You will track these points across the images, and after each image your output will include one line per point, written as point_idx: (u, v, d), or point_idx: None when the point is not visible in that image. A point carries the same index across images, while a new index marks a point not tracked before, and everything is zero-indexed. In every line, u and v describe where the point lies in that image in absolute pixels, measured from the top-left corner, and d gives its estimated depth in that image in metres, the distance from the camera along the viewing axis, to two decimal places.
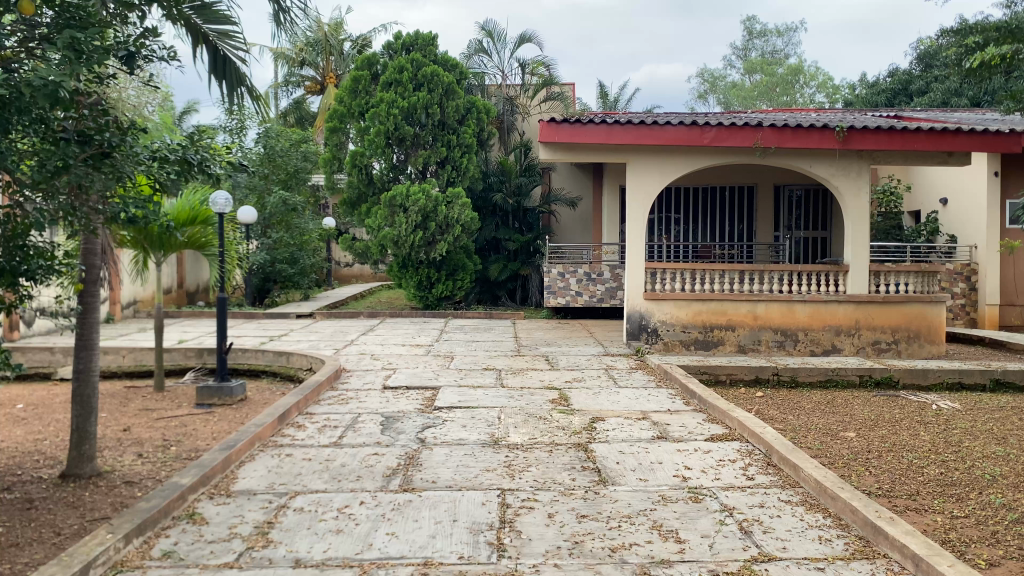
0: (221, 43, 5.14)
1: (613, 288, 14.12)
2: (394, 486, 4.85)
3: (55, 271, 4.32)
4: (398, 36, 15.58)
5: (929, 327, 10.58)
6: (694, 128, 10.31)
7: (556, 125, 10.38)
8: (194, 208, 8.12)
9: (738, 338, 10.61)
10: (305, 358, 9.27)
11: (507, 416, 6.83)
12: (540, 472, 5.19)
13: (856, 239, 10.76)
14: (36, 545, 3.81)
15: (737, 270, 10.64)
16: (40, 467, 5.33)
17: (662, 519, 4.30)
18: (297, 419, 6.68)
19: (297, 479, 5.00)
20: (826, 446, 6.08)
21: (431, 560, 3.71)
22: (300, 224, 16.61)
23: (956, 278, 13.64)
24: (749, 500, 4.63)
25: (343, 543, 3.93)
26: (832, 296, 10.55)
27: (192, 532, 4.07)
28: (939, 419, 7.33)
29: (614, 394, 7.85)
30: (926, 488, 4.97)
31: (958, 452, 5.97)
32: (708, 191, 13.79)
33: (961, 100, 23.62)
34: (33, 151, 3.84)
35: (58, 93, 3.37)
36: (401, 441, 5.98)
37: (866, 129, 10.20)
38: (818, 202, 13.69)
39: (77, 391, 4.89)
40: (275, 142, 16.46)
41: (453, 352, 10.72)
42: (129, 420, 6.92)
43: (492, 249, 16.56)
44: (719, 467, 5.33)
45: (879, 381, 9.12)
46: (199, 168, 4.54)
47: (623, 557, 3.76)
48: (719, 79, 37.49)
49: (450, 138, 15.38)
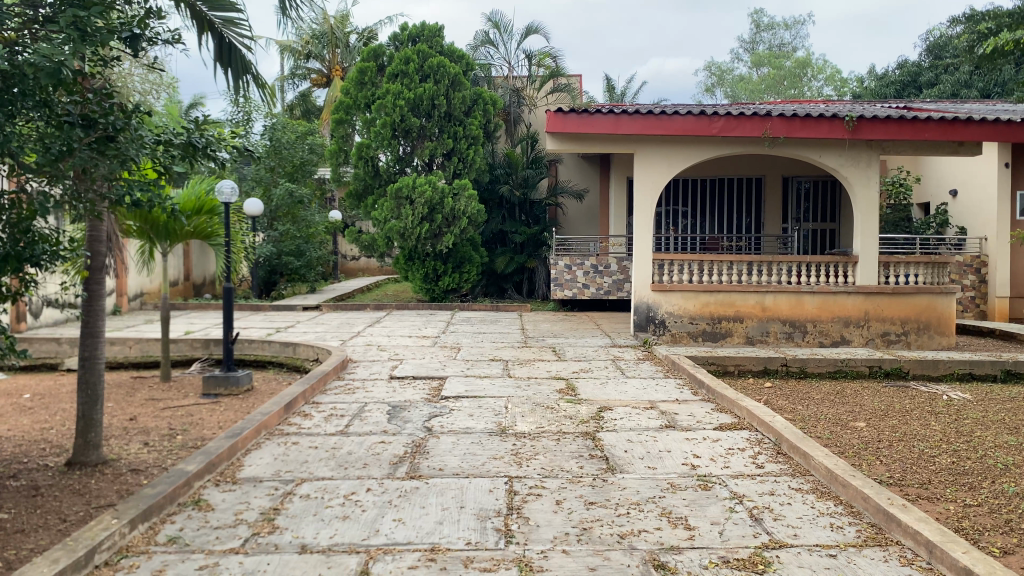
0: (226, 30, 5.11)
1: (620, 280, 14.10)
2: (401, 473, 4.83)
3: (59, 256, 4.27)
4: (403, 28, 15.51)
5: (939, 318, 10.48)
6: (703, 118, 10.24)
7: (563, 116, 10.31)
8: (200, 198, 8.12)
9: (746, 330, 10.54)
10: (312, 349, 9.30)
11: (514, 406, 6.79)
12: (547, 460, 5.16)
13: (865, 229, 10.65)
14: (41, 531, 3.80)
15: (745, 261, 10.59)
16: (46, 455, 5.33)
17: (671, 506, 4.26)
18: (303, 408, 6.66)
19: (304, 466, 4.98)
20: (836, 436, 6.03)
21: (438, 546, 3.68)
22: (306, 217, 16.52)
23: (966, 270, 13.55)
24: (759, 488, 4.58)
25: (350, 529, 3.90)
26: (840, 287, 10.47)
27: (197, 518, 4.05)
28: (950, 409, 7.26)
29: (621, 384, 7.80)
30: (937, 477, 4.91)
31: (970, 441, 5.91)
32: (716, 183, 13.71)
33: (971, 91, 23.46)
34: (38, 135, 3.82)
35: (61, 72, 3.33)
36: (408, 429, 5.95)
37: (875, 118, 10.10)
38: (827, 194, 13.63)
39: (82, 378, 4.86)
40: (281, 135, 16.46)
41: (460, 343, 10.70)
42: (135, 410, 6.91)
43: (498, 241, 16.49)
44: (728, 455, 5.29)
45: (889, 371, 9.07)
46: (204, 152, 4.51)
47: (632, 543, 3.72)
48: (726, 72, 37.29)
49: (457, 130, 15.32)
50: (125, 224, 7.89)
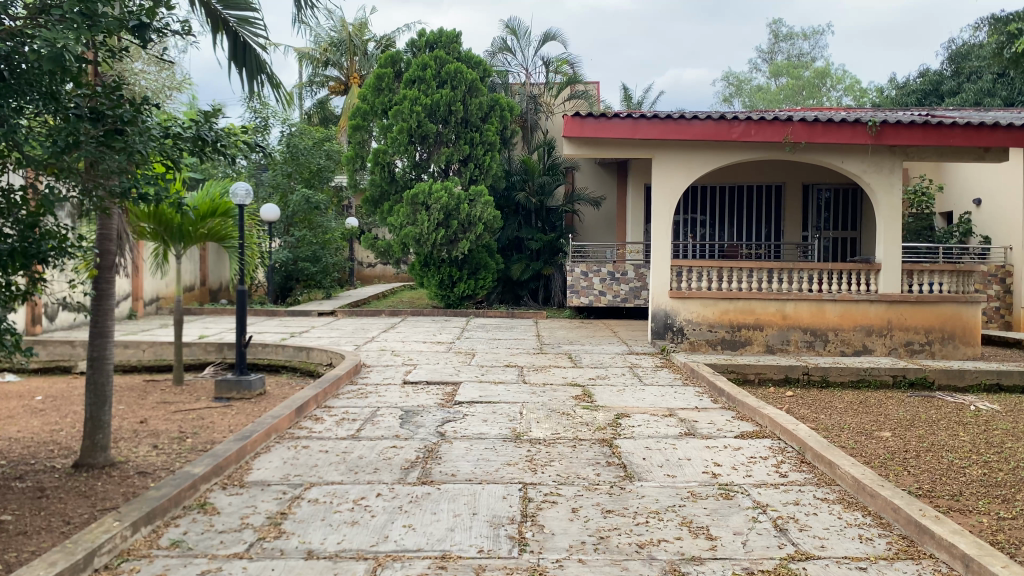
0: (241, 29, 5.04)
1: (638, 287, 13.91)
2: (413, 478, 4.70)
3: (66, 253, 4.19)
4: (421, 34, 15.44)
5: (964, 328, 10.22)
6: (723, 122, 10.05)
7: (581, 120, 10.19)
8: (215, 200, 8.04)
9: (766, 338, 10.34)
10: (326, 353, 9.21)
11: (530, 411, 6.65)
12: (563, 466, 5.01)
13: (888, 237, 10.41)
14: (43, 534, 3.70)
15: (765, 268, 10.35)
16: (55, 457, 5.27)
17: (692, 515, 4.10)
18: (315, 412, 6.57)
19: (313, 470, 4.86)
20: (861, 445, 5.85)
21: (449, 554, 3.54)
22: (323, 223, 16.62)
23: (990, 280, 13.24)
24: (783, 498, 4.41)
25: (359, 534, 3.77)
26: (863, 296, 10.24)
27: (202, 522, 3.94)
28: (979, 419, 7.02)
29: (639, 391, 7.65)
30: (969, 488, 4.72)
31: (1001, 452, 5.69)
32: (735, 190, 13.52)
33: (994, 100, 23.09)
34: (45, 128, 3.76)
35: (64, 57, 3.22)
36: (420, 434, 5.83)
37: (900, 123, 9.85)
38: (848, 202, 13.41)
39: (91, 378, 4.78)
40: (298, 141, 16.50)
41: (475, 349, 10.57)
42: (146, 413, 6.84)
43: (514, 248, 16.37)
44: (750, 464, 5.12)
45: (913, 382, 8.79)
46: (214, 147, 4.43)
47: (651, 553, 3.57)
48: (744, 82, 37.07)
49: (473, 136, 15.26)
50: (138, 225, 7.87)
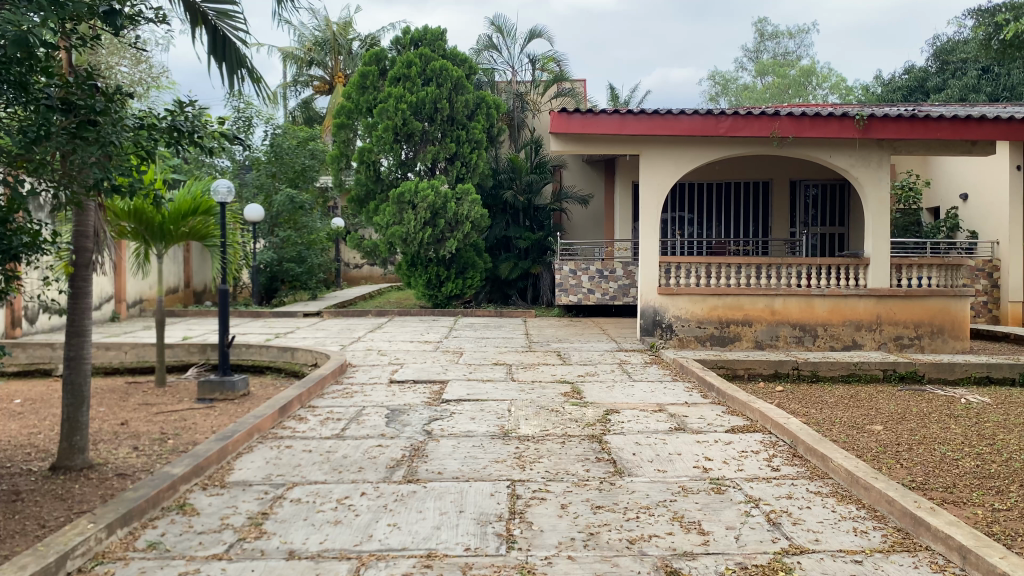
0: (220, 22, 4.91)
1: (626, 285, 13.82)
2: (398, 477, 4.59)
3: (39, 249, 4.06)
4: (405, 31, 15.30)
5: (953, 322, 10.21)
6: (710, 118, 9.99)
7: (567, 116, 10.06)
8: (195, 198, 7.87)
9: (755, 333, 10.29)
10: (310, 353, 9.09)
11: (518, 408, 6.58)
12: (552, 462, 4.93)
13: (876, 231, 10.39)
14: (16, 538, 3.57)
15: (754, 264, 10.30)
16: (31, 460, 5.14)
17: (683, 510, 4.02)
18: (299, 412, 6.46)
19: (296, 470, 4.75)
20: (853, 439, 5.79)
21: (435, 552, 3.45)
22: (307, 223, 16.46)
23: (977, 275, 13.19)
24: (775, 492, 4.34)
25: (341, 534, 3.67)
26: (852, 290, 10.20)
27: (181, 523, 3.83)
28: (969, 412, 6.99)
29: (629, 387, 7.58)
30: (963, 480, 4.67)
31: (993, 444, 5.66)
32: (722, 186, 13.51)
33: (979, 95, 23.23)
34: (16, 121, 3.66)
35: (28, 40, 3.09)
36: (407, 432, 5.75)
37: (887, 116, 9.83)
38: (835, 198, 13.42)
39: (67, 379, 4.63)
40: (282, 141, 16.39)
41: (463, 348, 10.48)
42: (127, 415, 6.69)
43: (501, 247, 16.27)
44: (741, 458, 5.05)
45: (904, 375, 8.79)
46: (190, 137, 4.28)
47: (641, 548, 3.49)
48: (730, 81, 37.17)
49: (459, 134, 15.15)
50: (119, 225, 7.70)
